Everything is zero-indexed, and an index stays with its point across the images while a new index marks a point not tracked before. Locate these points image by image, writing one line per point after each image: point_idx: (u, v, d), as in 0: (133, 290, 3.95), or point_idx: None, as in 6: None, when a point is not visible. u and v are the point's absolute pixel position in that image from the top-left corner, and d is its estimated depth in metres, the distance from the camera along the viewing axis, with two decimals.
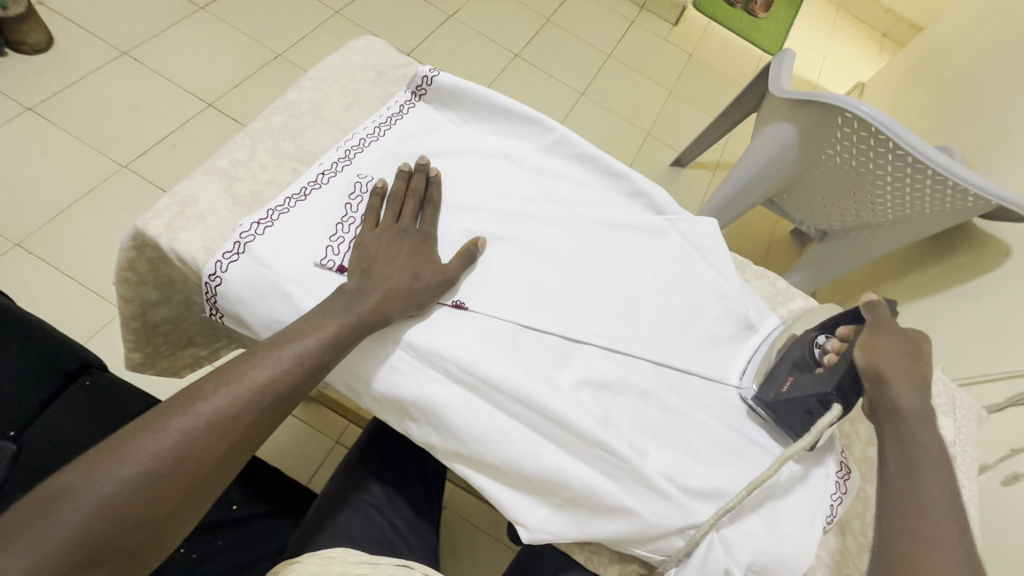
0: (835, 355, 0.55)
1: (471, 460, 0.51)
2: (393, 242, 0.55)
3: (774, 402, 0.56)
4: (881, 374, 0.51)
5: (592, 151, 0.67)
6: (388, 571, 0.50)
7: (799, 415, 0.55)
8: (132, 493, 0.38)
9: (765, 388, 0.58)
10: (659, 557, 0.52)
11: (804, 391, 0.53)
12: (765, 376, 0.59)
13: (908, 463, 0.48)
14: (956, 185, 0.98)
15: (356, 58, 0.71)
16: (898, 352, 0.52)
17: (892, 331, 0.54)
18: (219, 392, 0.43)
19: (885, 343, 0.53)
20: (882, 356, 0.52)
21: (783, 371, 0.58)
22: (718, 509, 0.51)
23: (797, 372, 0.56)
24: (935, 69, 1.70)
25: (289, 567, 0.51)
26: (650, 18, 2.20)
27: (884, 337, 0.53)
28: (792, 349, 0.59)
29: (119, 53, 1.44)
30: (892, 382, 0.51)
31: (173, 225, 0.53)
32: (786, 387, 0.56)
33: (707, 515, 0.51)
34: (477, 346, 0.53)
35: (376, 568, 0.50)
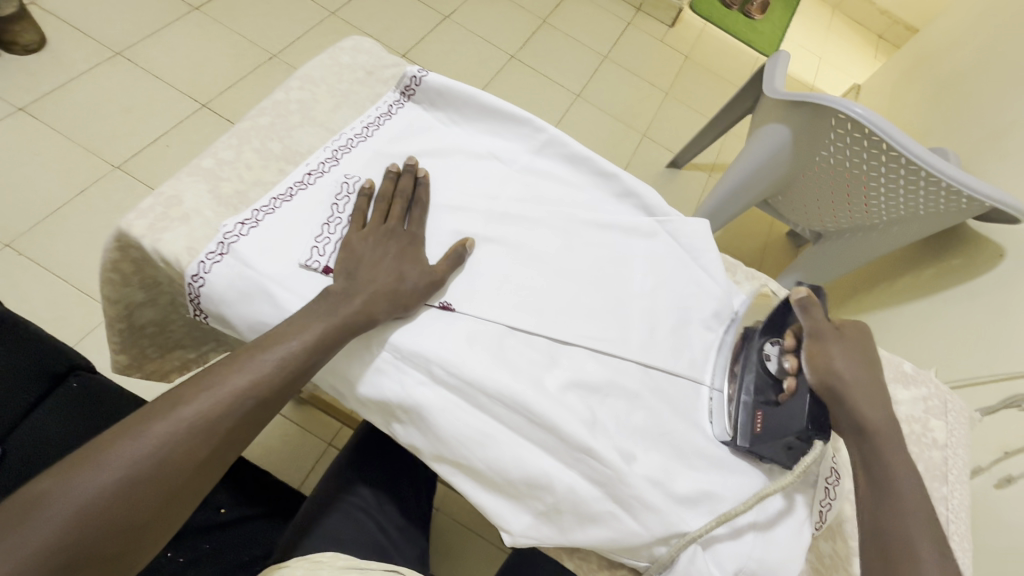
0: (794, 376, 0.54)
1: (456, 463, 0.51)
2: (379, 243, 0.54)
3: (754, 446, 0.53)
4: (839, 388, 0.51)
5: (582, 152, 0.67)
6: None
7: (779, 451, 0.53)
8: (112, 498, 0.37)
9: (738, 433, 0.54)
10: (642, 564, 0.52)
11: (781, 429, 0.51)
12: (731, 413, 0.56)
13: (883, 494, 0.48)
14: (950, 186, 0.98)
15: (344, 58, 0.71)
16: (849, 357, 0.53)
17: (834, 334, 0.54)
18: (201, 396, 0.42)
19: (834, 353, 0.53)
20: (839, 368, 0.52)
21: (748, 404, 0.55)
22: (707, 522, 0.50)
23: (764, 406, 0.54)
24: (930, 71, 1.70)
25: (277, 571, 0.50)
26: (646, 20, 2.20)
27: (833, 345, 0.53)
28: (748, 377, 0.56)
29: (112, 53, 1.43)
30: (850, 395, 0.51)
31: (157, 226, 0.52)
32: (758, 425, 0.53)
33: (694, 526, 0.50)
34: (463, 348, 0.52)
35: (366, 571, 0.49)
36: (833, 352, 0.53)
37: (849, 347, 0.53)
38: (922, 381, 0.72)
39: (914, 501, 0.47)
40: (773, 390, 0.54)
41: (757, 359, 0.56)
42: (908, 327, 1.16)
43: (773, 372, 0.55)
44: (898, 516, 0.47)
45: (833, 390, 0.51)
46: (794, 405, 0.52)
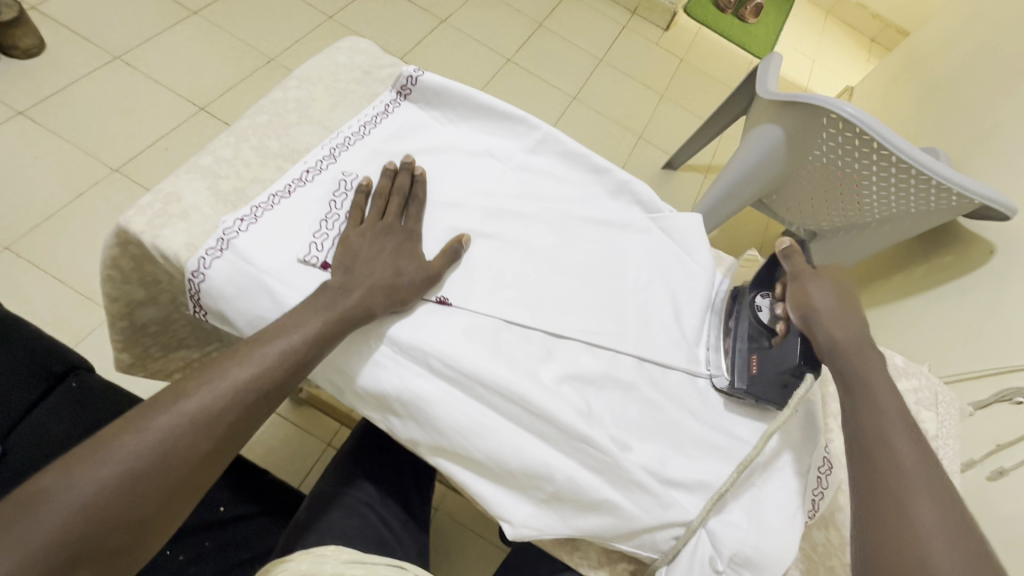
0: (784, 321, 0.56)
1: (455, 455, 0.51)
2: (377, 238, 0.55)
3: (750, 387, 0.57)
4: (813, 317, 0.52)
5: (577, 149, 0.68)
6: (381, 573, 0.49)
7: (773, 390, 0.56)
8: (114, 493, 0.37)
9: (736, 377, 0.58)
10: (650, 556, 0.52)
11: (779, 366, 0.55)
12: (728, 359, 0.59)
13: (859, 404, 0.47)
14: (940, 184, 0.99)
15: (341, 58, 0.72)
16: (828, 290, 0.53)
17: (815, 274, 0.55)
18: (203, 388, 0.42)
19: (811, 289, 0.53)
20: (812, 300, 0.53)
21: (744, 351, 0.58)
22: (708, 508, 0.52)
23: (760, 350, 0.57)
24: (922, 72, 1.72)
25: (281, 565, 0.50)
26: (642, 23, 2.22)
27: (809, 281, 0.54)
28: (742, 325, 0.59)
29: (112, 57, 1.44)
30: (826, 321, 0.51)
31: (156, 222, 0.53)
32: (755, 365, 0.57)
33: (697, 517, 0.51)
34: (459, 341, 0.53)
35: (369, 568, 0.49)
36: (815, 290, 0.54)
37: (835, 282, 0.54)
38: (913, 373, 0.73)
39: (894, 408, 0.45)
40: (767, 336, 0.57)
41: (750, 309, 0.60)
42: (903, 322, 1.17)
43: (764, 320, 0.58)
44: (878, 420, 0.45)
45: (809, 319, 0.52)
46: (787, 345, 0.55)
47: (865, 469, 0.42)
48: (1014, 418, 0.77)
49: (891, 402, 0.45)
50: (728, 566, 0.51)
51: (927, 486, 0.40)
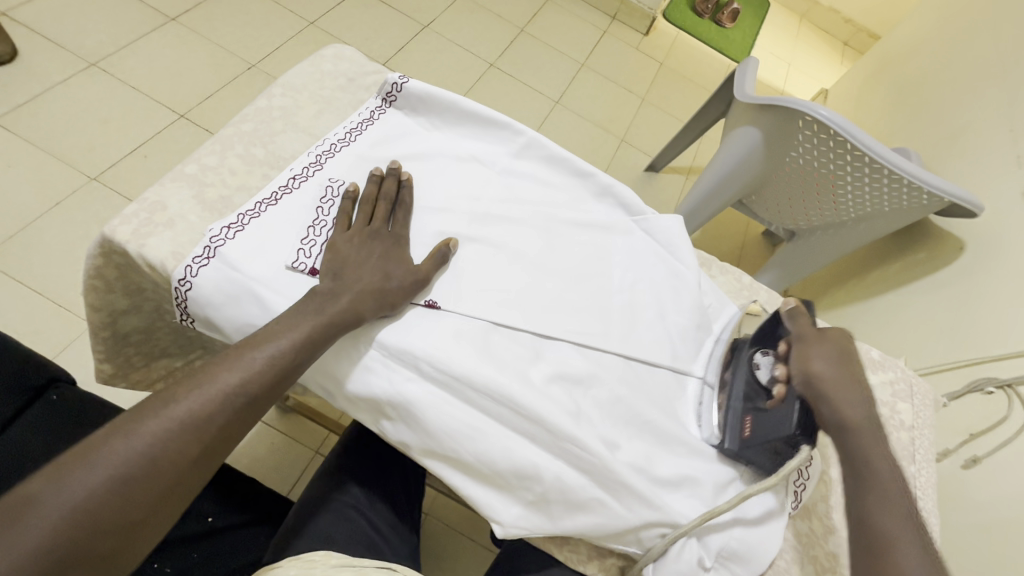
0: (783, 384, 0.55)
1: (446, 457, 0.52)
2: (365, 243, 0.55)
3: (741, 449, 0.55)
4: (817, 386, 0.53)
5: (561, 153, 0.69)
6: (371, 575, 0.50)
7: (765, 456, 0.54)
8: (104, 497, 0.37)
9: (727, 436, 0.56)
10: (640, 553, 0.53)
11: (771, 434, 0.53)
12: (720, 416, 0.58)
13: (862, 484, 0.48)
14: (911, 183, 1.03)
15: (326, 65, 0.72)
16: (830, 357, 0.54)
17: (819, 339, 0.56)
18: (192, 393, 0.42)
19: (813, 354, 0.54)
20: (816, 367, 0.54)
21: (737, 409, 0.57)
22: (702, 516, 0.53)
23: (753, 411, 0.55)
24: (893, 75, 1.78)
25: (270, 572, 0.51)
26: (622, 28, 2.25)
27: (815, 347, 0.55)
28: (738, 384, 0.58)
29: (87, 64, 1.42)
30: (831, 391, 0.52)
31: (141, 231, 0.53)
32: (749, 432, 0.55)
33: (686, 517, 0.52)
34: (449, 343, 0.54)
35: (358, 570, 0.50)
36: (817, 355, 0.55)
37: (839, 351, 0.55)
38: (888, 366, 0.75)
39: (895, 493, 0.46)
40: (762, 396, 0.56)
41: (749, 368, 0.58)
42: (879, 319, 1.21)
43: (762, 380, 0.56)
44: (876, 507, 0.46)
45: (813, 388, 0.53)
46: (781, 411, 0.53)
47: (868, 566, 0.43)
48: (986, 408, 0.80)
49: (893, 485, 0.47)
50: (716, 559, 0.53)
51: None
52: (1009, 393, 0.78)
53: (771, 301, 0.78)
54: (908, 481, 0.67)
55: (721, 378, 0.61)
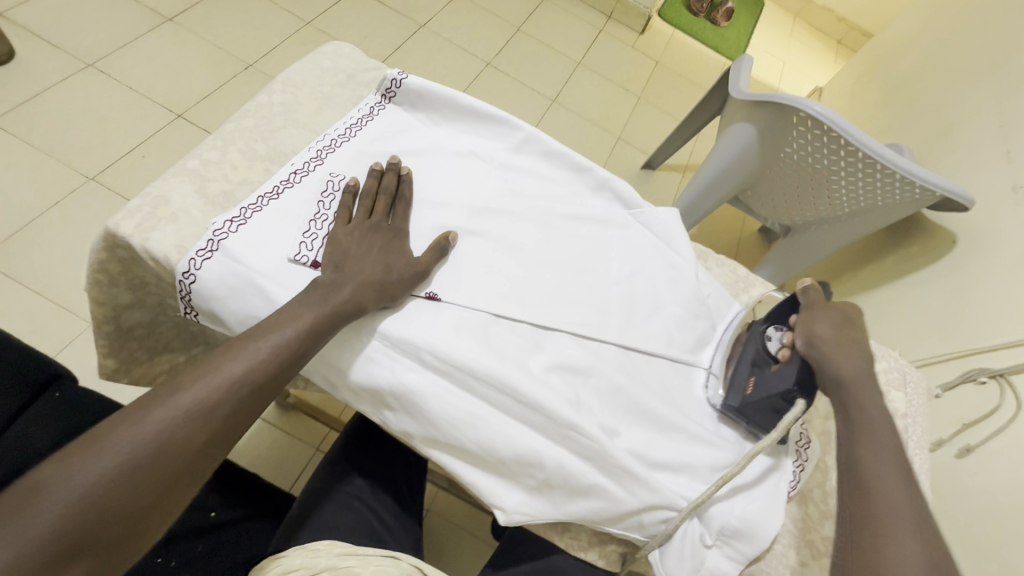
0: (788, 348, 0.57)
1: (449, 446, 0.53)
2: (365, 237, 0.56)
3: (741, 407, 0.58)
4: (818, 346, 0.54)
5: (558, 148, 0.70)
6: (375, 563, 0.51)
7: (767, 414, 0.56)
8: (113, 484, 0.38)
9: (732, 395, 0.59)
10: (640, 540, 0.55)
11: (768, 390, 0.55)
12: (727, 385, 0.61)
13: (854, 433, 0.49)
14: (904, 178, 1.05)
15: (325, 62, 0.73)
16: (833, 322, 0.55)
17: (827, 308, 0.58)
18: (198, 382, 0.43)
19: (818, 319, 0.56)
20: (819, 329, 0.55)
21: (744, 371, 0.60)
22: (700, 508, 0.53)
23: (757, 372, 0.58)
24: (886, 72, 1.79)
25: (276, 562, 0.51)
26: (618, 27, 2.26)
27: (821, 314, 0.57)
28: (748, 350, 0.61)
29: (84, 64, 1.42)
30: (831, 350, 0.53)
31: (145, 225, 0.53)
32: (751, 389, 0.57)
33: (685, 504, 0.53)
34: (450, 334, 0.54)
35: (362, 559, 0.51)
36: (822, 321, 0.56)
37: (845, 320, 0.56)
38: (882, 355, 0.77)
39: (887, 441, 0.47)
40: (769, 362, 0.58)
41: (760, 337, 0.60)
42: (874, 312, 1.22)
43: (771, 349, 0.58)
44: (870, 458, 0.47)
45: (813, 347, 0.55)
46: (783, 369, 0.55)
47: (854, 504, 0.45)
48: (978, 398, 0.81)
49: (883, 431, 0.48)
50: (718, 538, 0.55)
51: (912, 519, 0.42)
52: (1002, 382, 0.79)
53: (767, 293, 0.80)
54: None
55: (731, 352, 0.63)
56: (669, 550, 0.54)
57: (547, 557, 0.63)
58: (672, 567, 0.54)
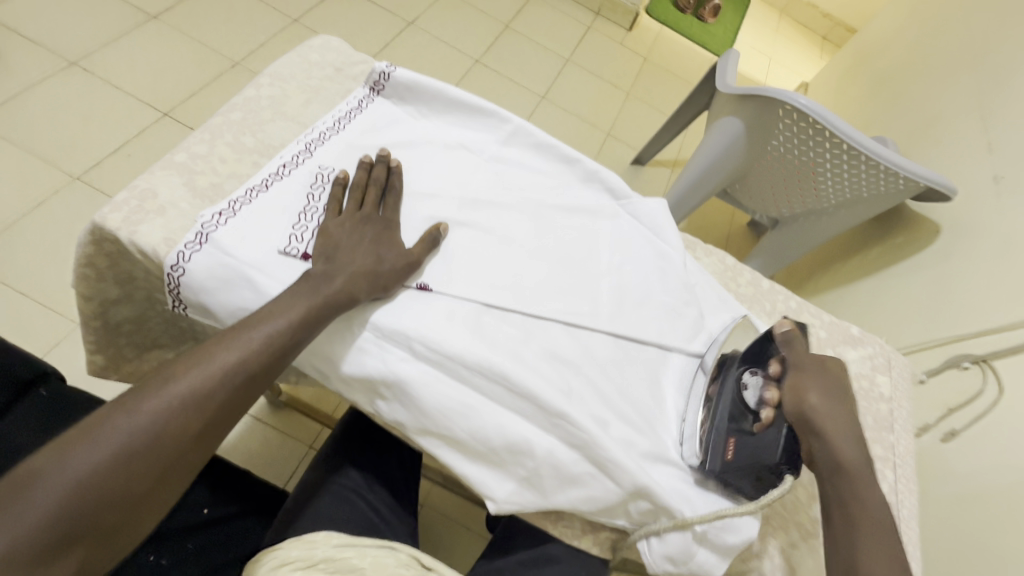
0: (772, 408, 0.54)
1: (441, 435, 0.53)
2: (356, 227, 0.56)
3: (722, 472, 0.53)
4: (811, 421, 0.52)
5: (547, 139, 0.71)
6: (373, 554, 0.52)
7: (746, 479, 0.53)
8: (109, 472, 0.38)
9: (709, 459, 0.54)
10: (631, 526, 0.56)
11: (754, 462, 0.52)
12: (702, 437, 0.56)
13: (852, 518, 0.49)
14: (888, 169, 1.06)
15: (313, 55, 0.73)
16: (824, 392, 0.54)
17: (814, 369, 0.55)
18: (191, 371, 0.43)
19: (808, 387, 0.54)
20: (810, 400, 0.53)
21: (721, 431, 0.55)
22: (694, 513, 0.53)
23: (737, 434, 0.54)
24: (869, 67, 1.82)
25: (271, 553, 0.52)
26: (606, 24, 2.27)
27: (810, 379, 0.54)
28: (722, 404, 0.56)
29: (67, 62, 1.40)
30: (825, 428, 0.52)
31: (133, 218, 0.53)
32: (732, 455, 0.53)
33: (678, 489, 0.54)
34: (442, 324, 0.55)
35: (358, 550, 0.52)
36: (811, 387, 0.54)
37: (831, 384, 0.55)
38: (868, 342, 0.78)
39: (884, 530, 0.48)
40: (749, 418, 0.55)
41: (735, 387, 0.56)
42: (860, 303, 1.24)
43: (750, 402, 0.55)
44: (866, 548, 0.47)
45: (805, 422, 0.53)
46: (769, 437, 0.53)
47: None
48: (962, 383, 0.83)
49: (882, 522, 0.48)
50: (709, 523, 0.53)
51: None
52: (984, 367, 0.81)
53: (754, 281, 0.81)
54: (889, 451, 0.70)
55: (704, 396, 0.59)
56: (660, 545, 0.54)
57: (542, 545, 0.63)
58: (660, 558, 0.54)
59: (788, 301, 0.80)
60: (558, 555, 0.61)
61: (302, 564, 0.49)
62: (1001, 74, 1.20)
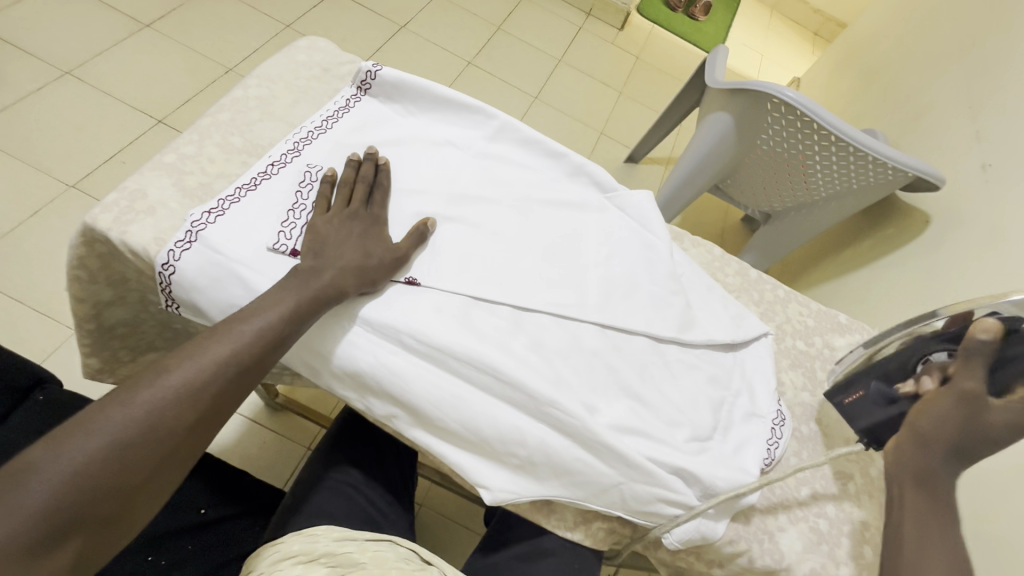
0: (911, 391, 0.57)
1: (433, 427, 0.53)
2: (344, 223, 0.57)
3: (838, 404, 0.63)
4: (916, 437, 0.55)
5: (533, 135, 0.72)
6: (373, 548, 0.52)
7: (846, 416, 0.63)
8: (104, 463, 0.38)
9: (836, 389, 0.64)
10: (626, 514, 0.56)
11: (853, 416, 0.61)
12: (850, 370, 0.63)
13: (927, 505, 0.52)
14: (877, 160, 1.07)
15: (300, 56, 0.74)
16: (953, 423, 0.53)
17: (974, 406, 0.52)
18: (184, 364, 0.43)
19: (943, 410, 0.53)
20: (928, 417, 0.54)
21: (868, 378, 0.61)
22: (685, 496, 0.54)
23: (867, 389, 0.60)
24: (859, 61, 1.83)
25: (275, 547, 0.53)
26: (597, 23, 2.29)
27: (950, 407, 0.53)
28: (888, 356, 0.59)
29: (61, 72, 1.42)
30: (922, 448, 0.54)
31: (123, 219, 0.54)
32: (857, 395, 0.61)
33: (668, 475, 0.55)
34: (430, 317, 0.55)
35: (360, 545, 0.52)
36: (949, 411, 0.53)
37: (981, 427, 0.52)
38: (855, 329, 0.79)
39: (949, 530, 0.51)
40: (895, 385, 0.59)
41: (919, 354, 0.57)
42: (854, 294, 1.25)
43: (915, 368, 0.57)
44: (929, 539, 0.50)
45: (907, 434, 0.55)
46: (878, 413, 0.59)
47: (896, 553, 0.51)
48: None
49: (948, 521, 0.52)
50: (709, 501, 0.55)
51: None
52: None
53: (742, 271, 0.82)
54: None
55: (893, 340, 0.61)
56: (679, 531, 0.55)
57: (537, 538, 0.63)
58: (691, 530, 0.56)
59: (776, 289, 0.81)
60: (552, 548, 0.62)
61: (303, 559, 0.49)
62: (986, 64, 1.21)
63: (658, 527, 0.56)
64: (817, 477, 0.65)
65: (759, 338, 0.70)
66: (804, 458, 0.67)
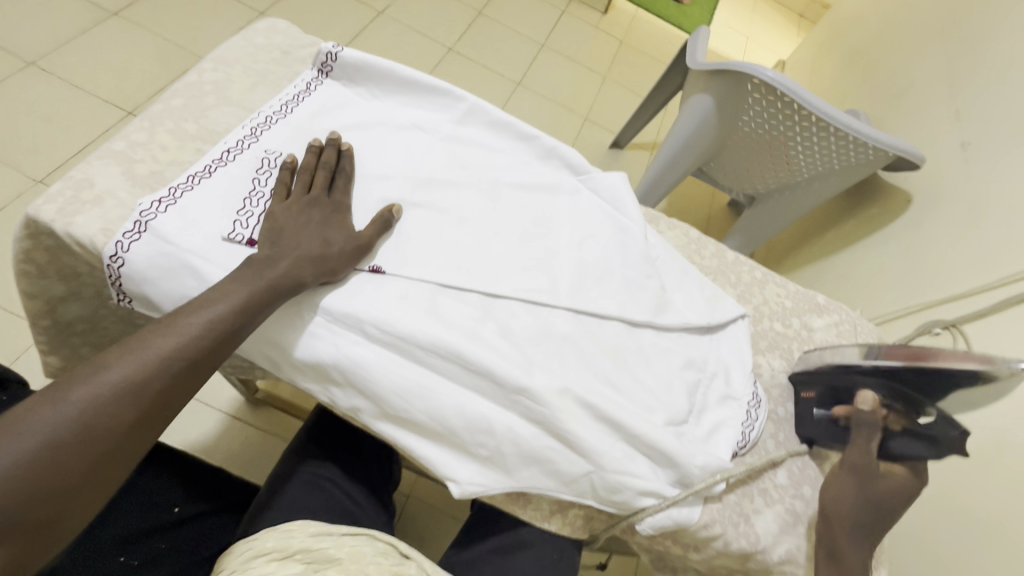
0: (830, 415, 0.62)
1: (399, 418, 0.52)
2: (303, 211, 0.55)
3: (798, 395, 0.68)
4: (829, 510, 0.58)
5: (503, 117, 0.69)
6: (349, 544, 0.51)
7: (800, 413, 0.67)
8: (37, 464, 0.37)
9: (802, 377, 0.67)
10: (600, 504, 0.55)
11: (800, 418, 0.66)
12: (813, 371, 0.65)
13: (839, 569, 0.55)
14: (857, 139, 1.06)
15: (259, 39, 0.71)
16: (852, 491, 0.57)
17: (866, 475, 0.57)
18: (125, 360, 0.42)
19: (844, 481, 0.58)
20: (835, 490, 0.58)
21: (819, 386, 0.64)
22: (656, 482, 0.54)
23: (813, 400, 0.65)
24: (843, 42, 1.81)
25: (246, 544, 0.51)
26: (580, 7, 2.25)
27: (847, 477, 0.58)
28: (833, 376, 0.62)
29: (24, 63, 1.37)
30: (833, 519, 0.57)
31: (68, 210, 0.52)
32: (808, 396, 0.66)
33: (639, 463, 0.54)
34: (395, 306, 0.54)
35: (336, 540, 0.51)
36: (847, 481, 0.58)
37: (878, 493, 0.56)
38: (834, 310, 0.79)
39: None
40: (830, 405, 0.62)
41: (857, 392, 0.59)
42: (837, 277, 1.25)
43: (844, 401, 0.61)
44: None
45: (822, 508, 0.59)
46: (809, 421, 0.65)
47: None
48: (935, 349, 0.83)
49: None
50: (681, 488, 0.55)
51: None
52: (955, 332, 0.81)
53: (719, 253, 0.81)
54: None
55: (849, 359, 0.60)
56: (653, 515, 0.54)
57: (514, 530, 0.62)
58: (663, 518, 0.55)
59: (754, 271, 0.80)
60: (530, 540, 0.61)
61: (277, 555, 0.48)
62: (968, 41, 1.19)
63: (633, 515, 0.55)
64: (792, 460, 0.65)
65: (735, 320, 0.69)
66: (781, 440, 0.66)
